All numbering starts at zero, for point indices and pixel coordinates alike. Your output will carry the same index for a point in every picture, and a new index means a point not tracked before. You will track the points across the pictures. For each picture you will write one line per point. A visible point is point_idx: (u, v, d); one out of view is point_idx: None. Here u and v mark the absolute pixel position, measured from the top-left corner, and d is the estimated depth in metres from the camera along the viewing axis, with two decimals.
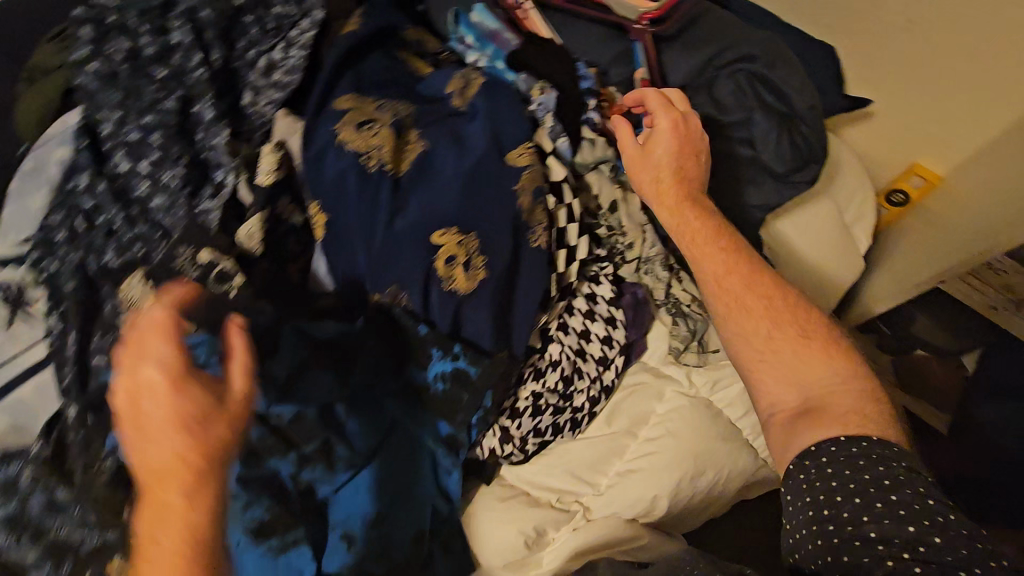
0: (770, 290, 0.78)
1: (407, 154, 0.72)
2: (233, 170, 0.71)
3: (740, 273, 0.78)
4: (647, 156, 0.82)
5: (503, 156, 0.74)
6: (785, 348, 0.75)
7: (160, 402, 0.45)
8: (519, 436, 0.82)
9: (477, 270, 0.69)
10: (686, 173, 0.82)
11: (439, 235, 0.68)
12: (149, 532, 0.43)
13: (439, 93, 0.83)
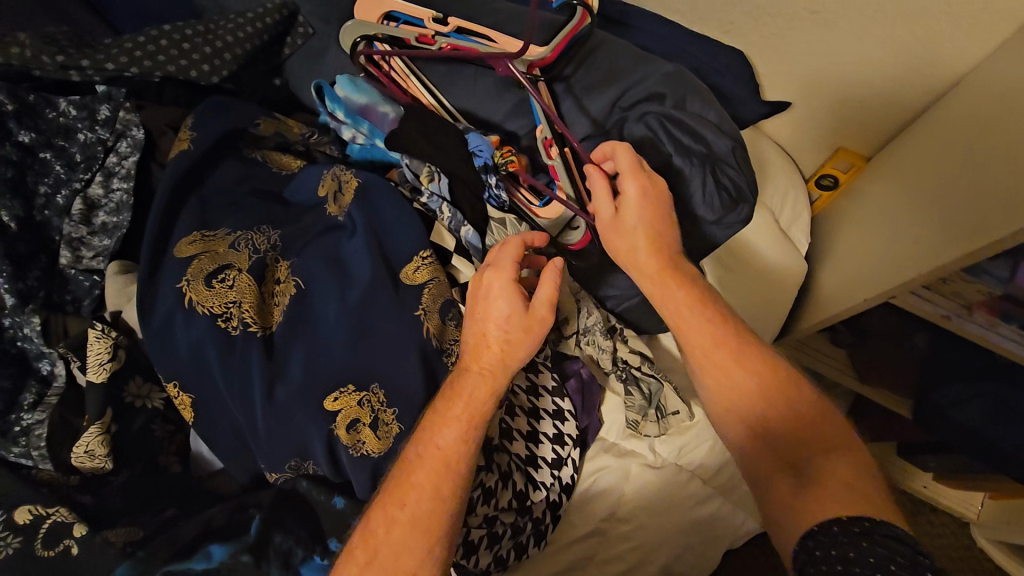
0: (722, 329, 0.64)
1: (279, 301, 0.61)
2: (61, 357, 0.57)
3: (696, 320, 0.64)
4: (617, 223, 0.68)
5: (392, 275, 0.62)
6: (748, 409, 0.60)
7: (504, 307, 0.58)
8: (478, 571, 0.70)
9: (388, 427, 0.57)
10: (662, 234, 0.68)
11: (333, 399, 0.57)
12: (441, 419, 0.54)
13: (312, 199, 0.70)
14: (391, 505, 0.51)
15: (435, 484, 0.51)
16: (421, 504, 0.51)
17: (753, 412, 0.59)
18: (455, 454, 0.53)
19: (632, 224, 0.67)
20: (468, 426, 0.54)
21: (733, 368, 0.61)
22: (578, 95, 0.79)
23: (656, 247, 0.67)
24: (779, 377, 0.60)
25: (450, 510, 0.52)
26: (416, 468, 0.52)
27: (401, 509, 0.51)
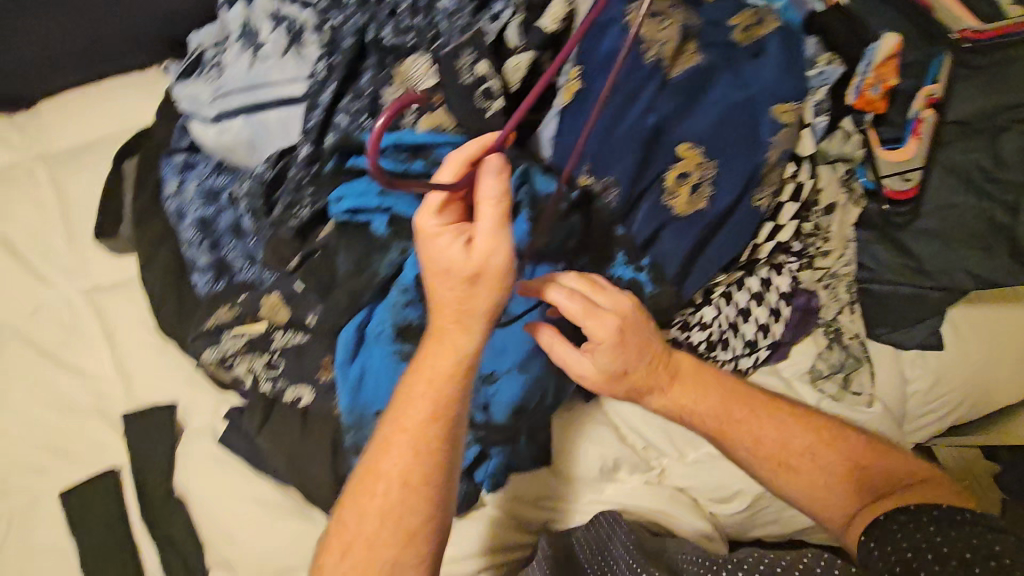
0: (707, 378, 0.72)
1: (681, 62, 0.69)
2: (513, 5, 0.71)
3: (684, 385, 0.71)
4: (593, 374, 0.69)
5: (770, 103, 0.70)
6: (781, 473, 0.68)
7: (478, 251, 0.53)
8: None
9: (700, 199, 0.68)
10: (615, 329, 0.66)
11: (685, 149, 0.68)
12: (411, 394, 0.58)
13: (718, 19, 0.72)
14: (369, 539, 0.56)
15: (407, 457, 0.57)
16: (392, 504, 0.57)
17: (781, 457, 0.68)
18: (441, 401, 0.57)
19: (612, 366, 0.68)
20: (439, 400, 0.57)
21: (752, 449, 0.69)
22: (970, 84, 0.79)
23: (618, 338, 0.66)
24: (779, 413, 0.70)
25: (435, 432, 0.57)
26: (347, 540, 0.57)
27: (374, 537, 0.56)
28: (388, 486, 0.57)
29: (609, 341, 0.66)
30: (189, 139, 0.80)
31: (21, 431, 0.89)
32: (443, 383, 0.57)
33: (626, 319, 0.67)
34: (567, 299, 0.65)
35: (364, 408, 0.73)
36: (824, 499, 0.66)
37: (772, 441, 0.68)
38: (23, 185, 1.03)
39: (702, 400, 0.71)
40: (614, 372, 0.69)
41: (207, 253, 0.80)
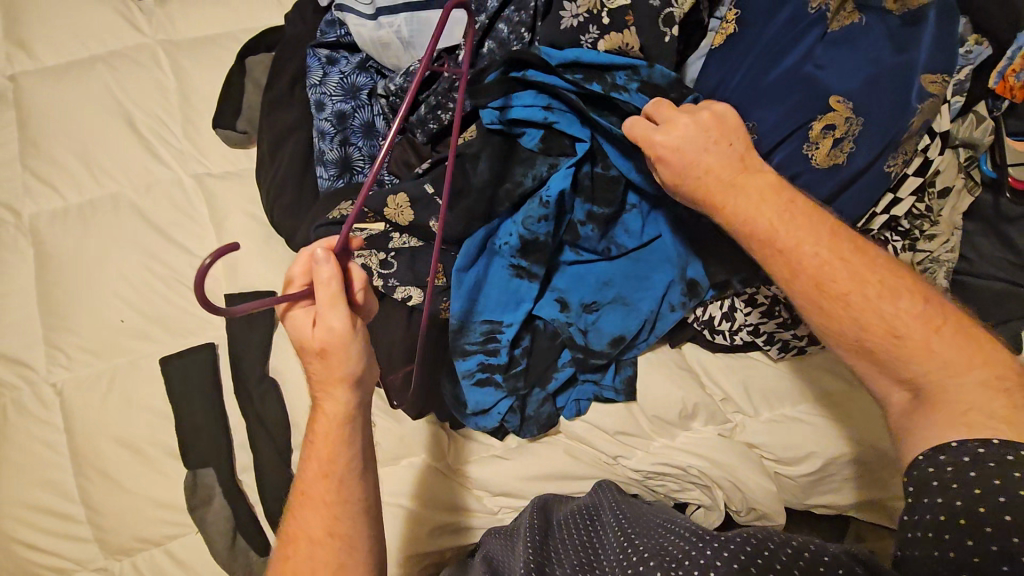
0: (823, 229, 0.63)
1: (839, 19, 0.72)
2: None
3: (777, 207, 0.63)
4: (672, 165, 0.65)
5: (919, 72, 0.70)
6: (891, 356, 0.59)
7: (319, 335, 0.59)
8: (738, 322, 0.85)
9: (841, 152, 0.71)
10: (709, 142, 0.64)
11: (835, 100, 0.70)
12: (315, 447, 0.62)
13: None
14: (318, 530, 0.62)
15: (331, 447, 0.62)
16: (329, 471, 0.62)
17: (905, 330, 0.59)
18: (337, 416, 0.62)
19: (693, 157, 0.64)
20: (334, 430, 0.62)
21: (874, 319, 0.60)
22: None
23: (724, 146, 0.65)
24: (912, 304, 0.60)
25: (349, 414, 0.62)
26: (293, 548, 0.62)
27: (313, 523, 0.62)
28: (313, 529, 0.61)
29: (687, 126, 0.65)
30: (335, 36, 0.86)
31: (129, 297, 0.94)
32: (342, 398, 0.61)
33: (716, 114, 0.66)
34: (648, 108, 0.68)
35: (474, 314, 0.80)
36: (904, 355, 0.59)
37: (892, 315, 0.59)
38: (145, 66, 1.06)
39: (830, 270, 0.61)
40: (699, 157, 0.64)
41: (336, 147, 0.84)
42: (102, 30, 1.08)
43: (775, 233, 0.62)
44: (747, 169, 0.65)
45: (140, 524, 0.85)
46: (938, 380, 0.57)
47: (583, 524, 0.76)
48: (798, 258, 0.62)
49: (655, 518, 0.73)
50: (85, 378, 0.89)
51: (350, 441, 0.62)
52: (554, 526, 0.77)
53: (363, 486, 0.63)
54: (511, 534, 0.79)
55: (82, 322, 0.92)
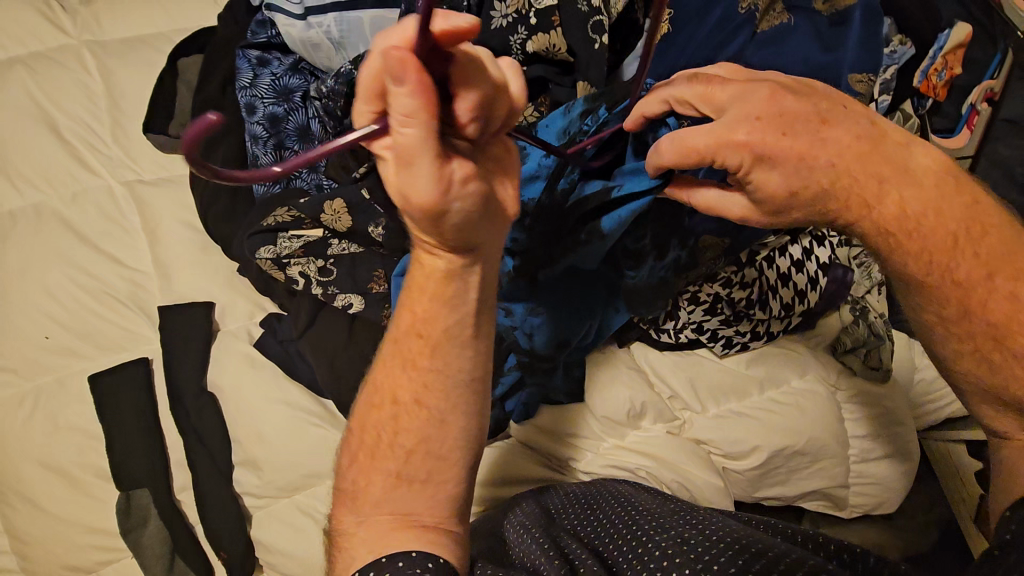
0: (931, 186, 0.55)
1: (771, 18, 0.73)
2: None
3: (893, 179, 0.55)
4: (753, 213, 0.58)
5: (848, 70, 0.72)
6: (986, 347, 0.56)
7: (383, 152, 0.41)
8: (682, 320, 0.86)
9: None
10: (808, 117, 0.54)
11: None
12: (403, 377, 0.56)
13: None
14: (371, 428, 0.58)
15: (415, 355, 0.56)
16: (411, 384, 0.56)
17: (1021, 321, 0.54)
18: (425, 312, 0.54)
19: (777, 194, 0.54)
20: (417, 321, 0.54)
21: (990, 291, 0.55)
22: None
23: (804, 161, 0.53)
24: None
25: (442, 318, 0.54)
26: (359, 443, 0.59)
27: (375, 428, 0.58)
28: (395, 495, 0.57)
29: (757, 159, 0.53)
30: (267, 37, 0.84)
31: (55, 312, 0.89)
32: (434, 290, 0.53)
33: (770, 119, 0.53)
34: (675, 145, 0.54)
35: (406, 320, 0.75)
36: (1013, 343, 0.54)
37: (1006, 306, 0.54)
38: (69, 67, 1.00)
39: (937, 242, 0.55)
40: (782, 137, 0.53)
41: (270, 152, 0.81)
42: (20, 29, 1.02)
43: (880, 206, 0.55)
44: (835, 185, 0.54)
45: (70, 551, 0.80)
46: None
47: (585, 502, 0.74)
48: (903, 236, 0.55)
49: (651, 497, 0.72)
50: (6, 400, 0.84)
51: (430, 351, 0.55)
52: (562, 508, 0.74)
53: (456, 426, 0.57)
54: (521, 517, 0.72)
55: (4, 340, 0.87)
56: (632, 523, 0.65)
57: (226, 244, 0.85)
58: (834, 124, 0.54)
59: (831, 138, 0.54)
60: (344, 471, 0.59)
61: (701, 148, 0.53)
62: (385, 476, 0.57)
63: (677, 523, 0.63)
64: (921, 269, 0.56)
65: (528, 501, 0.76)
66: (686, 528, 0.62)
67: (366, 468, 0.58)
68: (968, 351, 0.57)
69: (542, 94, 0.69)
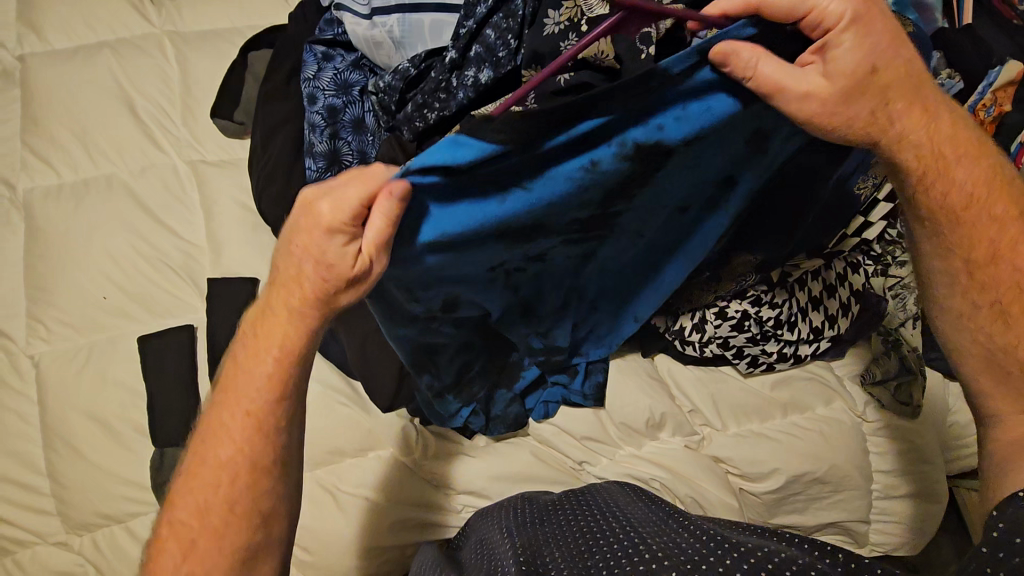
0: (962, 147, 0.56)
1: None
2: None
3: (934, 123, 0.53)
4: (827, 95, 0.47)
5: None
6: (1004, 299, 0.60)
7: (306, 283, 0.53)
8: (708, 334, 0.86)
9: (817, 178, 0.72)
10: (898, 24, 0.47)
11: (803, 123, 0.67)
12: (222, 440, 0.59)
13: None
14: (200, 508, 0.58)
15: (240, 438, 0.58)
16: (239, 465, 0.58)
17: (1012, 239, 0.59)
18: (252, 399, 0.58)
19: (859, 67, 0.47)
20: (273, 388, 0.58)
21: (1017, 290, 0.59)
22: None
23: (894, 42, 0.47)
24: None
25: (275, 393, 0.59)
26: (189, 532, 0.58)
27: (204, 512, 0.58)
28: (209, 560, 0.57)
29: (858, 17, 0.45)
30: (333, 34, 0.90)
31: (113, 275, 0.95)
32: (276, 368, 0.58)
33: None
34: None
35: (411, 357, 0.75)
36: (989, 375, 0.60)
37: (964, 251, 0.59)
38: (150, 53, 1.09)
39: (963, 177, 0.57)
40: (886, 36, 0.47)
41: (326, 140, 0.86)
42: (111, 16, 1.11)
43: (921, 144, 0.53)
44: (887, 99, 0.49)
45: (100, 498, 0.85)
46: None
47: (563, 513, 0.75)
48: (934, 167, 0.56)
49: (645, 509, 0.70)
50: (63, 352, 0.91)
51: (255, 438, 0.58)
52: (540, 523, 0.73)
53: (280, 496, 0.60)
54: (501, 521, 0.76)
55: (64, 296, 0.94)
56: (626, 530, 0.65)
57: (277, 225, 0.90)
58: (913, 52, 0.49)
59: (909, 42, 0.48)
60: (175, 571, 0.57)
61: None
62: (219, 555, 0.57)
63: (675, 539, 0.61)
64: (945, 199, 0.57)
65: (501, 517, 0.78)
66: (688, 544, 0.59)
67: (203, 551, 0.57)
68: (983, 307, 0.60)
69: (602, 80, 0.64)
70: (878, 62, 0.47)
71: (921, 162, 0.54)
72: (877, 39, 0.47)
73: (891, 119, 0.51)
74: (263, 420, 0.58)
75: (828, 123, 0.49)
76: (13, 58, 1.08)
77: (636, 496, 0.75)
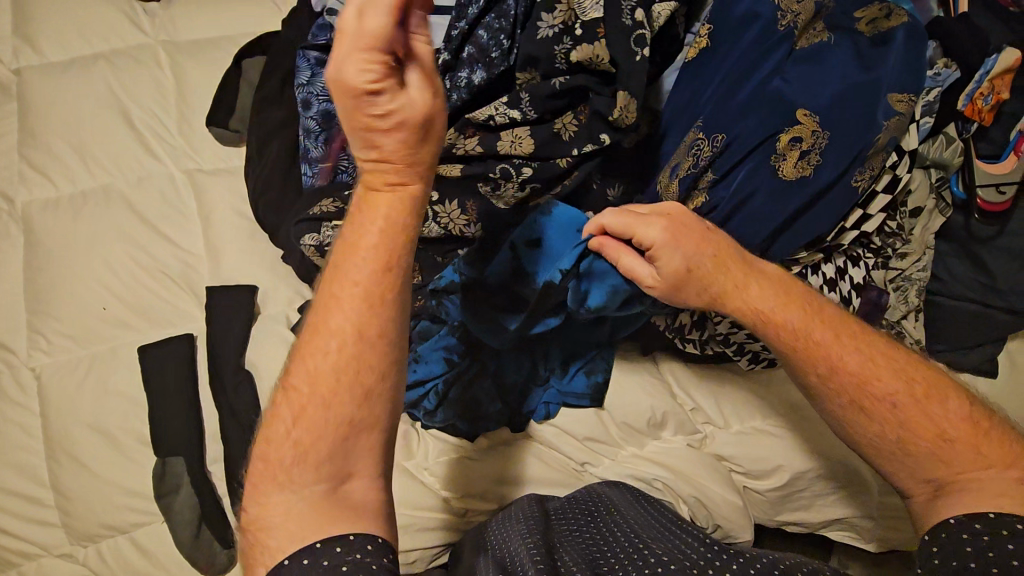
0: (769, 285, 0.68)
1: (810, 36, 0.75)
2: None
3: (734, 305, 0.68)
4: (657, 285, 0.68)
5: (886, 91, 0.74)
6: (858, 398, 0.63)
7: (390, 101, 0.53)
8: (709, 331, 0.85)
9: (808, 164, 0.73)
10: (689, 253, 0.67)
11: (803, 114, 0.72)
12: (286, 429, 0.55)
13: (846, 9, 0.77)
14: (299, 450, 0.54)
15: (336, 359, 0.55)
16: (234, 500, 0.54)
17: (838, 335, 0.65)
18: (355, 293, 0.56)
19: (678, 269, 0.67)
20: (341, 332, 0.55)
21: (887, 394, 0.62)
22: None
23: (690, 273, 0.67)
24: (876, 343, 0.65)
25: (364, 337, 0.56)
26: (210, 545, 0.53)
27: (307, 455, 0.54)
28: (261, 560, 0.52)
29: (664, 245, 0.67)
30: (326, 40, 0.90)
31: (113, 286, 0.96)
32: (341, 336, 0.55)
33: (677, 226, 0.68)
34: (618, 219, 0.70)
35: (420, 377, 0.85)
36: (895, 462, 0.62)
37: (856, 360, 0.64)
38: (146, 64, 1.09)
39: (750, 295, 0.68)
40: (682, 265, 0.67)
41: (321, 145, 0.87)
42: (107, 28, 1.11)
43: (761, 308, 0.67)
44: (700, 286, 0.68)
45: (103, 508, 0.85)
46: (897, 419, 0.61)
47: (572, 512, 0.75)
48: (754, 317, 0.68)
49: (649, 516, 0.70)
50: (64, 363, 0.91)
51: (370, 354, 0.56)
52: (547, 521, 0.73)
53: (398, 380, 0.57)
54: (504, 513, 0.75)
55: (63, 308, 0.94)
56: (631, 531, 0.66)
57: (274, 231, 0.91)
58: (683, 269, 0.67)
59: (703, 252, 0.67)
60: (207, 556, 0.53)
61: (635, 226, 0.68)
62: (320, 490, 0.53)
63: (680, 542, 0.64)
64: (778, 335, 0.67)
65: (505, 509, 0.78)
66: (691, 547, 0.63)
67: None
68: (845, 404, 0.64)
69: (582, 103, 0.72)
70: (676, 284, 0.68)
71: (752, 314, 0.67)
72: (684, 254, 0.67)
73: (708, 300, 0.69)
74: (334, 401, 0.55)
75: (664, 286, 0.68)
76: (10, 72, 1.09)
77: (638, 502, 0.74)
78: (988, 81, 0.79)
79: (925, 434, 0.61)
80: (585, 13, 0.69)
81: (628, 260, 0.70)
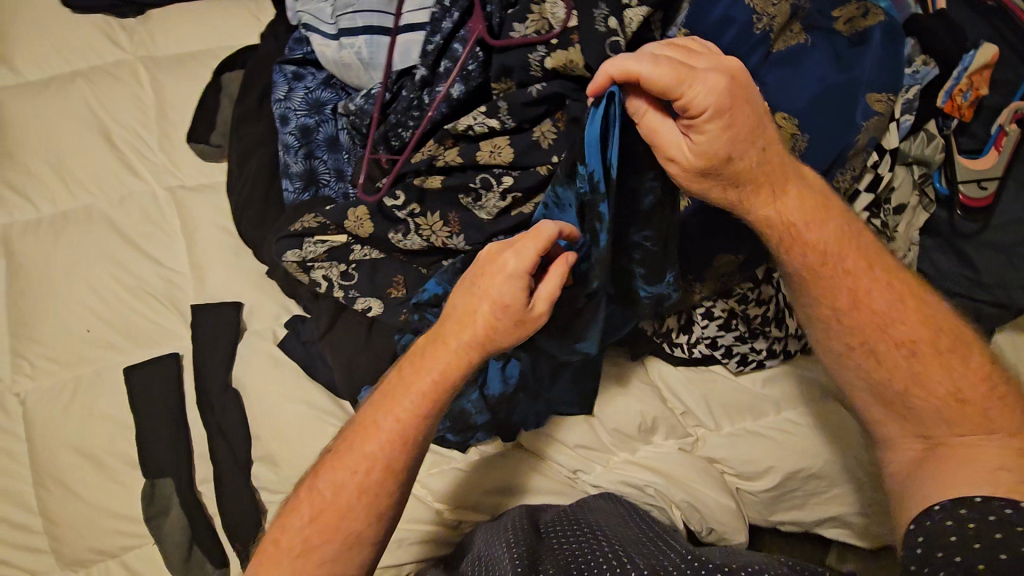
0: (789, 173, 0.65)
1: (787, 39, 0.74)
2: None
3: (750, 176, 0.62)
4: (689, 161, 0.60)
5: (866, 91, 0.74)
6: (871, 338, 0.66)
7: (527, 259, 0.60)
8: (696, 335, 0.85)
9: None
10: (744, 126, 0.58)
11: (781, 117, 0.72)
12: (333, 481, 0.65)
13: (822, 10, 0.76)
14: (336, 484, 0.65)
15: (376, 449, 0.65)
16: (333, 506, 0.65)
17: (872, 282, 0.66)
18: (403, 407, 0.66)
19: (719, 152, 0.59)
20: (394, 434, 0.65)
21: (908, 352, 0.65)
22: None
23: (733, 146, 0.60)
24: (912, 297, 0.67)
25: (402, 440, 0.65)
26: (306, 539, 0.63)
27: (341, 490, 0.64)
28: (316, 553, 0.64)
29: (717, 112, 0.57)
30: (302, 53, 0.90)
31: (96, 307, 0.95)
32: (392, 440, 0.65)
33: (733, 86, 0.57)
34: (661, 69, 0.55)
35: None
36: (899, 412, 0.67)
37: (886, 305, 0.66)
38: (123, 82, 1.08)
39: (785, 203, 0.65)
40: (740, 132, 0.59)
41: (301, 160, 0.86)
42: (84, 45, 1.10)
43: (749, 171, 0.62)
44: (731, 160, 0.60)
45: (94, 532, 0.84)
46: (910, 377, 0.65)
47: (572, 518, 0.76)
48: (793, 229, 0.66)
49: (638, 528, 0.72)
50: (49, 388, 0.90)
51: (428, 415, 0.66)
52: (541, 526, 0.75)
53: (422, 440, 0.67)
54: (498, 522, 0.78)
55: (48, 330, 0.93)
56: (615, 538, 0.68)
57: (257, 248, 0.90)
58: (723, 144, 0.59)
59: (745, 117, 0.59)
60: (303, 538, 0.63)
61: (685, 83, 0.55)
62: (341, 539, 0.64)
63: (656, 547, 0.67)
64: (804, 257, 0.67)
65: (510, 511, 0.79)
66: (667, 552, 0.66)
67: None
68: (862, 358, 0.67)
69: (560, 111, 0.71)
70: (721, 158, 0.60)
71: (778, 224, 0.66)
72: (736, 122, 0.58)
73: (739, 189, 0.63)
74: (375, 476, 0.65)
75: (698, 182, 0.62)
76: None
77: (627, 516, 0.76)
78: (967, 77, 0.80)
79: (927, 409, 0.65)
80: (557, 24, 0.69)
81: (665, 127, 0.58)
